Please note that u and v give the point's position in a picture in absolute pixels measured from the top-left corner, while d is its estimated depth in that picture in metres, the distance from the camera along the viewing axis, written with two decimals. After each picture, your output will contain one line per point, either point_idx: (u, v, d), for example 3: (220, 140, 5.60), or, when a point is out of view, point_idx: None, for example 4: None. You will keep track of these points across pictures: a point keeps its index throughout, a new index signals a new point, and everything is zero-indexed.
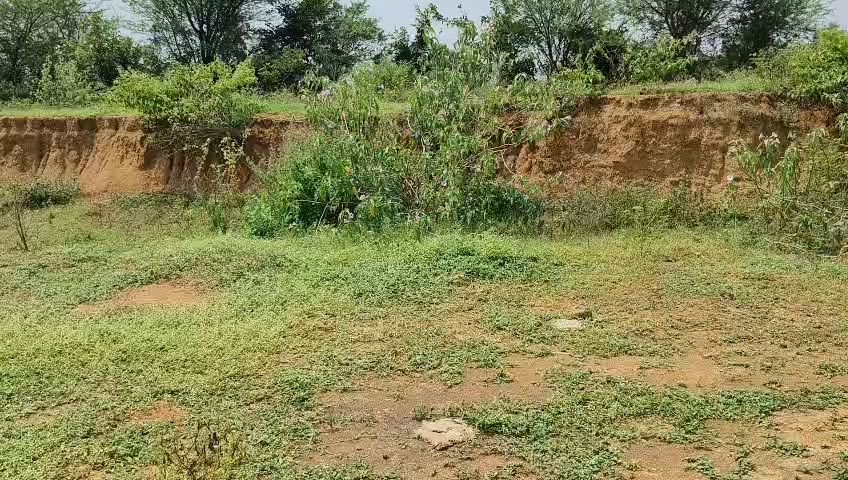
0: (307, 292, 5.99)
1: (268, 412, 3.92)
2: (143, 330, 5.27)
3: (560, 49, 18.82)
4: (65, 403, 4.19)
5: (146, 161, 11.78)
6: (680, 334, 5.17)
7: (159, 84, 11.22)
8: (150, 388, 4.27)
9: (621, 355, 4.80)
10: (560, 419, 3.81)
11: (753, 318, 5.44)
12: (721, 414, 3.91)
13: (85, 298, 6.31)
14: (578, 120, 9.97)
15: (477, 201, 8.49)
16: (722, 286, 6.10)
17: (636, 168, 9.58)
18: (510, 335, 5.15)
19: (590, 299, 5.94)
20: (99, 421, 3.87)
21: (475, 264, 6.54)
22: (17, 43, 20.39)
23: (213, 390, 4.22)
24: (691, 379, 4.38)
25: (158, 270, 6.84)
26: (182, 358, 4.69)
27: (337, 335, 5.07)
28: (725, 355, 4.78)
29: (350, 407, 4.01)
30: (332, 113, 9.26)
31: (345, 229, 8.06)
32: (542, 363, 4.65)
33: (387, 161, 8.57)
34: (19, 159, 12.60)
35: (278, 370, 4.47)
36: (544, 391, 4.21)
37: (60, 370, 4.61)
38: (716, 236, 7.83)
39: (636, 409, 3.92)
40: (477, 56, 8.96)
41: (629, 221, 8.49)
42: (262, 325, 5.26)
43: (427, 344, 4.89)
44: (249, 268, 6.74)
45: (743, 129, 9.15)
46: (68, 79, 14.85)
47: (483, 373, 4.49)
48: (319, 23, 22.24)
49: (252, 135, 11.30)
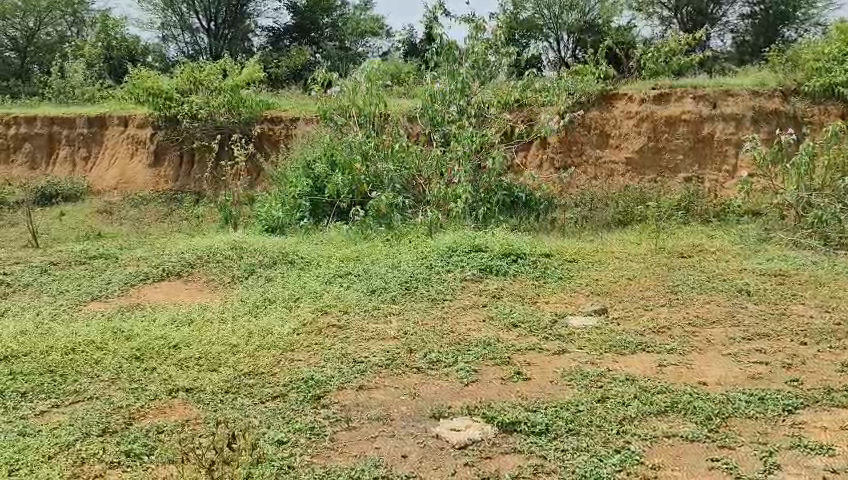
0: (320, 289, 5.95)
1: (284, 411, 3.89)
2: (156, 328, 5.23)
3: (569, 45, 18.77)
4: (78, 402, 4.16)
5: (156, 158, 11.78)
6: (697, 331, 5.12)
7: (168, 81, 11.28)
8: (164, 386, 4.25)
9: (639, 353, 4.74)
10: (579, 417, 3.76)
11: (772, 316, 5.37)
12: (743, 412, 3.85)
13: (97, 296, 6.28)
14: (589, 115, 9.89)
15: (487, 198, 8.42)
16: (739, 283, 6.03)
17: (648, 163, 9.50)
18: (525, 333, 5.09)
19: (605, 297, 5.87)
20: (114, 420, 3.83)
21: (488, 261, 6.48)
22: (26, 41, 20.46)
23: (227, 389, 4.18)
24: (709, 377, 4.32)
25: (169, 268, 6.80)
26: (196, 356, 4.67)
27: (352, 333, 5.03)
28: (744, 353, 4.72)
29: (366, 406, 3.97)
30: (342, 109, 9.26)
31: (357, 227, 8.02)
32: (558, 361, 4.61)
33: (398, 158, 8.53)
34: (28, 157, 12.52)
35: (292, 368, 4.43)
36: (561, 388, 4.17)
37: (73, 369, 4.58)
38: (730, 233, 7.76)
39: (656, 408, 3.86)
40: (486, 54, 8.92)
41: (642, 217, 8.41)
42: (275, 322, 5.22)
43: (442, 342, 4.85)
44: (259, 266, 6.69)
45: (756, 125, 9.16)
46: (77, 76, 14.80)
47: (499, 370, 4.45)
48: (326, 20, 22.15)
49: (261, 133, 11.29)
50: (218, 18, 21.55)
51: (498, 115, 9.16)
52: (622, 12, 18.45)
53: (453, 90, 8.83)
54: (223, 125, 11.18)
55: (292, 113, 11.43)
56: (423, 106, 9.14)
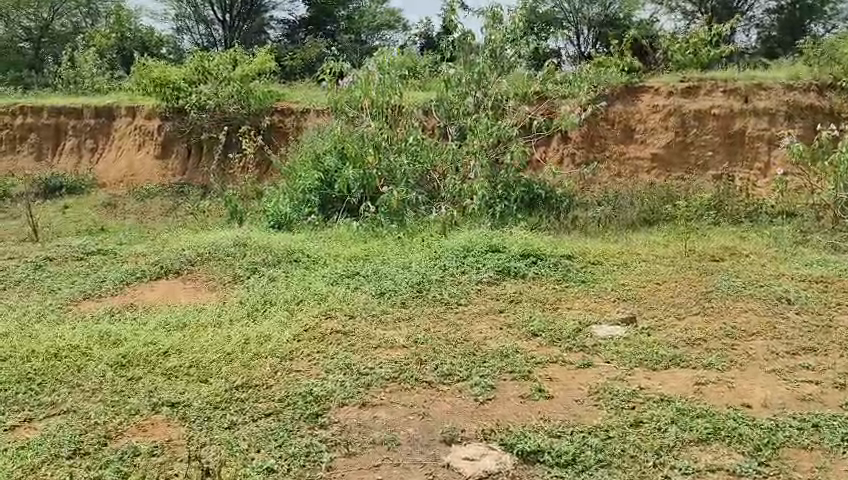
0: (324, 291, 5.53)
1: (277, 431, 3.50)
2: (146, 332, 4.84)
3: (589, 40, 18.15)
4: (53, 415, 3.82)
5: (163, 150, 11.41)
6: (736, 344, 4.66)
7: (177, 71, 10.98)
8: (148, 400, 3.86)
9: (672, 368, 4.32)
10: (611, 446, 3.33)
11: (817, 328, 4.90)
12: (797, 441, 3.39)
13: (89, 295, 5.91)
14: (614, 109, 9.39)
15: (506, 195, 7.97)
16: (778, 289, 5.56)
17: (675, 160, 9.00)
18: (546, 343, 4.66)
19: (632, 303, 5.43)
20: (88, 439, 3.49)
21: (506, 263, 6.03)
22: (40, 32, 20.20)
23: (216, 404, 3.79)
24: (755, 398, 3.86)
25: (167, 265, 6.41)
26: (186, 364, 4.27)
27: (356, 340, 4.61)
28: (790, 370, 4.27)
29: (369, 427, 3.55)
30: (354, 100, 8.78)
31: (368, 224, 7.60)
32: (582, 377, 4.17)
33: (411, 151, 8.11)
34: (34, 148, 12.23)
35: (290, 380, 4.02)
36: (589, 410, 3.72)
37: (53, 376, 4.23)
38: (764, 234, 7.26)
39: (697, 435, 3.42)
40: (504, 45, 8.53)
41: (670, 217, 7.92)
42: (275, 328, 4.81)
43: (455, 352, 4.41)
44: (262, 265, 6.27)
45: (791, 121, 8.68)
46: (87, 66, 14.44)
47: (518, 386, 4.01)
48: (342, 12, 21.67)
49: (271, 125, 10.83)
50: (232, 10, 21.09)
51: (517, 107, 8.63)
52: (644, 5, 17.93)
53: (467, 81, 8.50)
54: (231, 117, 10.80)
55: (303, 104, 10.99)
56: (440, 98, 8.81)
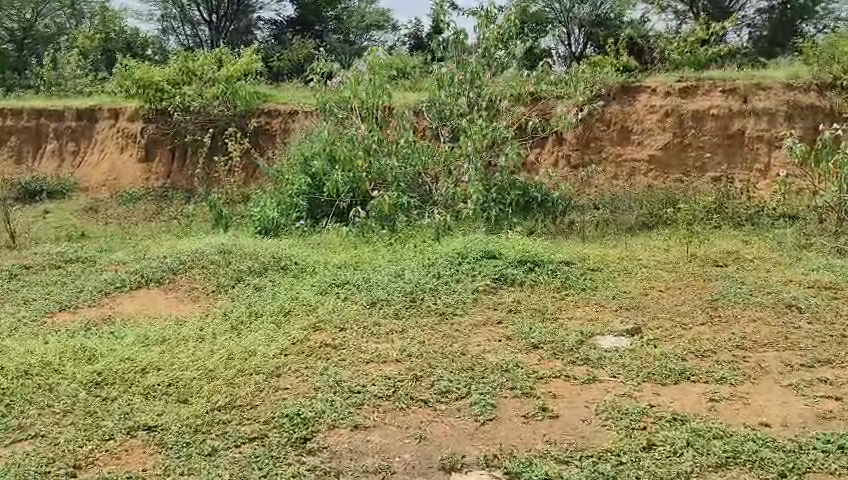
0: (313, 301, 5.25)
1: (261, 458, 3.27)
2: (123, 347, 4.55)
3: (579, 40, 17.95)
4: (20, 441, 3.54)
5: (147, 152, 11.08)
6: (748, 356, 4.42)
7: (160, 72, 10.66)
8: (123, 423, 3.59)
9: (683, 382, 4.07)
10: (623, 473, 3.12)
11: (831, 339, 4.67)
12: (823, 467, 3.18)
13: (66, 306, 5.61)
14: (610, 110, 9.14)
15: (501, 199, 7.72)
16: (787, 296, 5.32)
17: (673, 161, 8.77)
18: (548, 356, 4.41)
19: (635, 312, 5.18)
20: (56, 470, 3.23)
21: (503, 270, 5.76)
22: (23, 33, 19.75)
23: (196, 428, 3.52)
24: (773, 416, 3.64)
25: (148, 274, 6.11)
26: (165, 383, 3.99)
27: (346, 354, 4.34)
28: (807, 384, 4.03)
29: (362, 452, 3.32)
30: (342, 101, 8.49)
31: (357, 229, 7.33)
32: (588, 393, 3.91)
33: (403, 154, 7.83)
34: (15, 151, 11.90)
35: (275, 400, 3.75)
36: (598, 431, 3.47)
37: (22, 396, 3.94)
38: (767, 237, 7.05)
39: (715, 460, 3.21)
40: (497, 45, 8.29)
41: (670, 220, 7.69)
42: (260, 343, 4.52)
43: (452, 366, 4.15)
44: (248, 273, 5.98)
45: (791, 121, 8.47)
46: (69, 67, 14.09)
47: (520, 404, 3.75)
48: (331, 13, 21.39)
49: (258, 127, 10.53)
50: (219, 11, 20.77)
51: (511, 108, 8.42)
52: (636, 5, 17.72)
53: (460, 81, 8.23)
54: (216, 118, 10.51)
55: (291, 105, 10.68)
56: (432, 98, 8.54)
